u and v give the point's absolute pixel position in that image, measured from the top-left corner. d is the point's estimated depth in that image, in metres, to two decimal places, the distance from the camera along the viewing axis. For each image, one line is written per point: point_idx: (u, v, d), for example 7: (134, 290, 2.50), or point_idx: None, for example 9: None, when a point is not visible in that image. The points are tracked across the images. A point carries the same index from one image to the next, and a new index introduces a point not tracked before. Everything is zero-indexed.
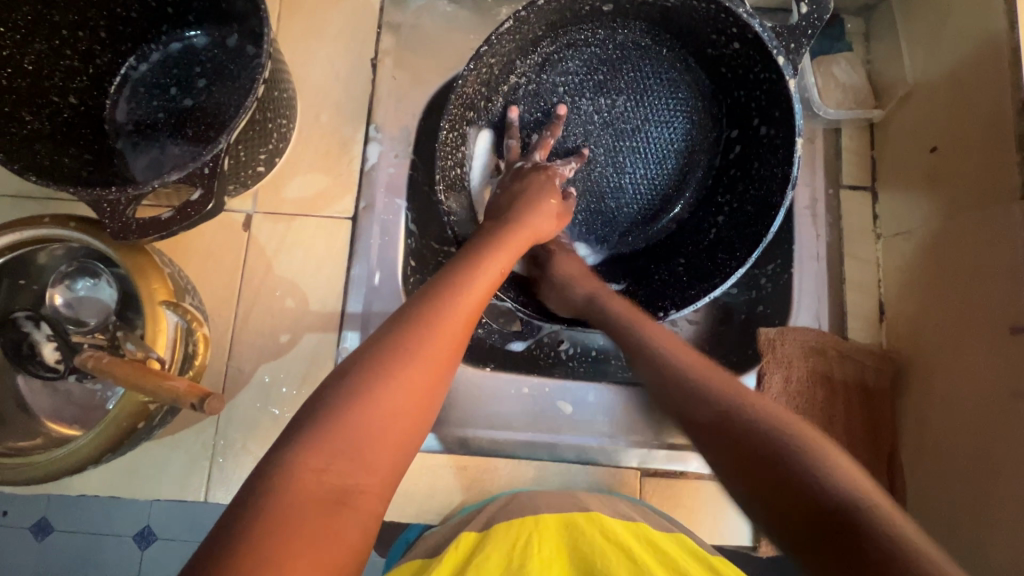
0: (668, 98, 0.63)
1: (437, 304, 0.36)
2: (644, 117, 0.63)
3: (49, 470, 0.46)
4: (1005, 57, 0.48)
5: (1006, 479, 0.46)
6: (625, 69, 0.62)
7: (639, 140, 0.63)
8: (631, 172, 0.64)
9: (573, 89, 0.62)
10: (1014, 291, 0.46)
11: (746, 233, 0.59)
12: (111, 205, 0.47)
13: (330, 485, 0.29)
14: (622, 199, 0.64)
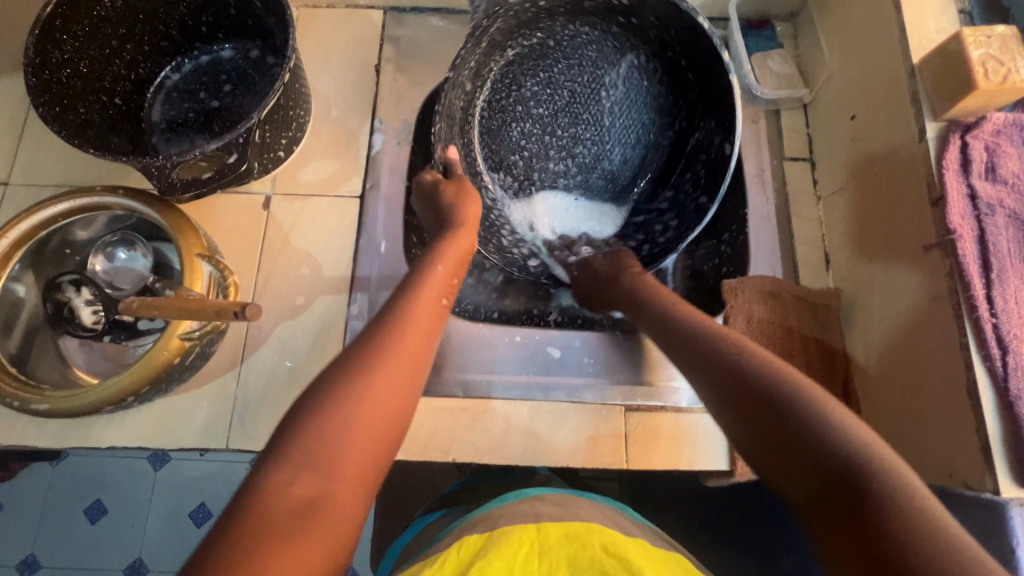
0: (564, 57, 0.72)
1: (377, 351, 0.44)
2: (570, 82, 0.73)
3: (92, 400, 0.52)
4: (897, 34, 0.60)
5: (934, 374, 0.53)
6: (538, 83, 0.73)
7: (582, 98, 0.74)
8: (603, 116, 0.74)
9: (518, 115, 0.74)
10: (923, 216, 0.55)
11: (719, 123, 0.67)
12: (159, 170, 0.55)
13: (300, 497, 0.36)
14: (616, 135, 0.75)
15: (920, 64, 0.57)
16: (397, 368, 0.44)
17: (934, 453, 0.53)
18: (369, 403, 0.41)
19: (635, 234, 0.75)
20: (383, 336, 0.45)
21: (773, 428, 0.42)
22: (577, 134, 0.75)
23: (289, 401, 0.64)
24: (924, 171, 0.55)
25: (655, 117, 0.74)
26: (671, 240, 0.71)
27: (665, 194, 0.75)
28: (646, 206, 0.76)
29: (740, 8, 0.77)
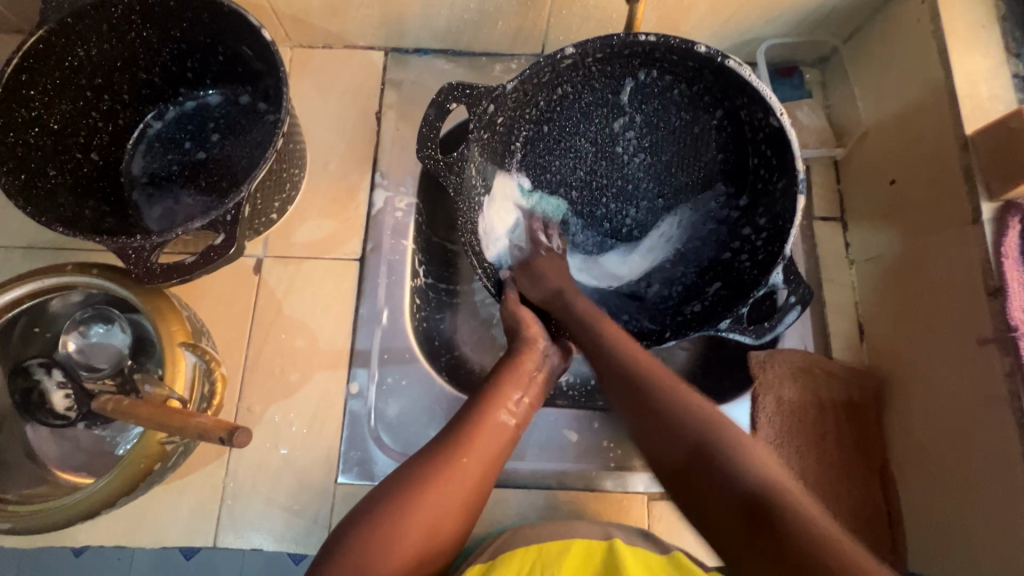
0: (572, 128, 0.66)
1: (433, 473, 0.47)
2: (589, 142, 0.68)
3: (56, 519, 0.46)
4: (946, 101, 0.55)
5: (990, 482, 0.49)
6: (563, 156, 0.68)
7: (604, 151, 0.68)
8: (633, 149, 0.68)
9: (559, 185, 0.69)
10: (976, 304, 0.51)
11: (755, 101, 0.57)
12: (137, 252, 0.49)
13: None
14: (655, 154, 0.68)
15: (973, 136, 0.53)
16: (459, 498, 0.47)
17: (991, 567, 0.49)
18: (422, 517, 0.45)
19: (729, 252, 0.66)
20: (440, 461, 0.48)
21: (697, 475, 0.44)
22: (622, 179, 0.69)
23: (283, 492, 0.58)
24: (979, 256, 0.51)
25: (682, 115, 0.65)
26: (767, 263, 0.61)
27: (745, 193, 0.65)
28: (735, 213, 0.66)
29: (767, 55, 0.72)
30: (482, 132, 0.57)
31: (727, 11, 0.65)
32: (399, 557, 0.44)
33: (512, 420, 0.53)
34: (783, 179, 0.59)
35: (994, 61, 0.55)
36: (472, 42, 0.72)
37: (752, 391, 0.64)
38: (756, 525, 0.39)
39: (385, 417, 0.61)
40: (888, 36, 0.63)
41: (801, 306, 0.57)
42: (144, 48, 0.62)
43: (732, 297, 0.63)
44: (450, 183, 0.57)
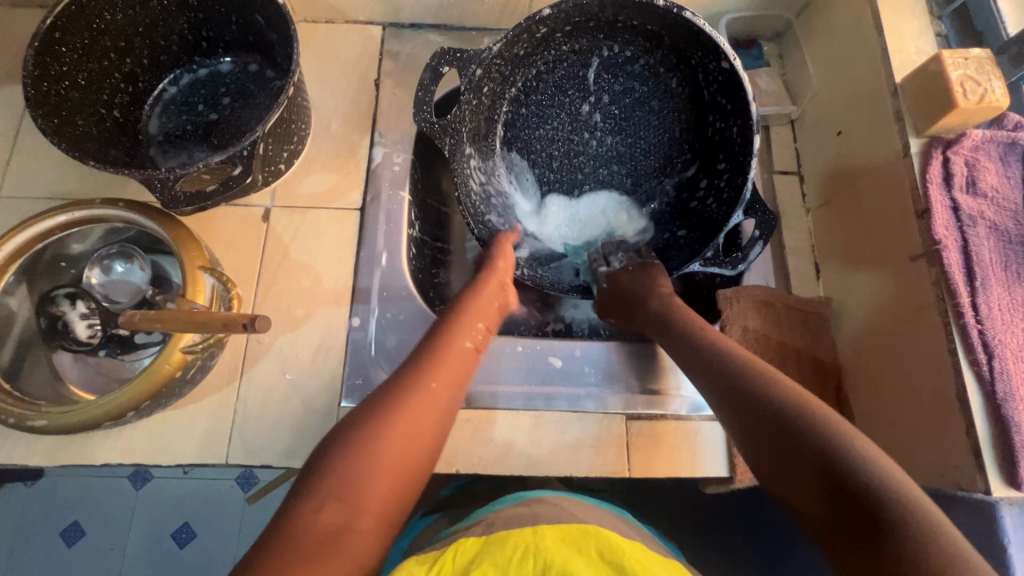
0: (547, 100, 0.74)
1: (412, 397, 0.49)
2: (564, 114, 0.74)
3: (88, 416, 0.51)
4: (879, 56, 0.63)
5: (923, 380, 0.55)
6: (542, 127, 0.74)
7: (579, 122, 0.74)
8: (605, 119, 0.74)
9: (537, 154, 0.75)
10: (909, 228, 0.58)
11: (708, 51, 0.65)
12: (161, 182, 0.55)
13: (325, 523, 0.42)
14: (626, 124, 0.74)
15: (902, 83, 0.60)
16: (433, 415, 0.50)
17: (927, 454, 0.55)
18: (398, 423, 0.47)
19: (692, 200, 0.73)
20: (415, 380, 0.51)
21: (780, 448, 0.45)
22: (598, 149, 0.75)
23: (290, 415, 0.63)
24: (909, 185, 0.58)
25: (647, 83, 0.73)
26: (732, 199, 0.67)
27: (703, 151, 0.72)
28: (700, 167, 0.73)
29: (730, 28, 0.80)
30: (471, 94, 0.65)
31: None
32: (377, 476, 0.44)
33: (473, 345, 0.57)
34: (739, 119, 0.66)
35: (920, 21, 0.63)
36: (463, 16, 0.79)
37: (721, 324, 0.70)
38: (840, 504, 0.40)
39: (384, 348, 0.67)
40: (832, 5, 0.71)
41: (764, 241, 0.64)
42: (163, 16, 0.68)
43: (704, 237, 0.70)
44: (444, 143, 0.63)
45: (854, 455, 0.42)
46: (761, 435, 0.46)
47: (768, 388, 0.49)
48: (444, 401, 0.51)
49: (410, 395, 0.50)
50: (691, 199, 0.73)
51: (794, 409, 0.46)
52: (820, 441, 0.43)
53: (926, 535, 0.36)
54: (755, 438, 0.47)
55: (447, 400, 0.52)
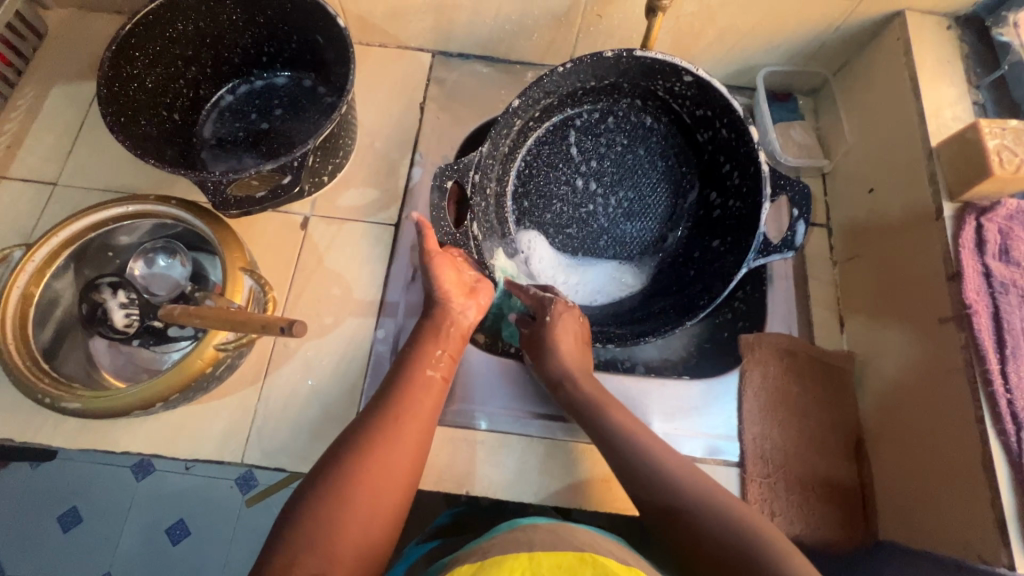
0: (550, 178, 0.74)
1: (376, 441, 0.51)
2: (568, 185, 0.74)
3: (121, 404, 0.53)
4: (915, 120, 0.64)
5: (947, 445, 0.55)
6: (552, 203, 0.74)
7: (585, 192, 0.74)
8: (607, 170, 0.74)
9: (561, 225, 0.74)
10: (937, 290, 0.58)
11: (667, 73, 0.67)
12: (214, 185, 0.57)
13: None
14: (627, 169, 0.75)
15: (938, 148, 0.61)
16: (397, 458, 0.51)
17: (946, 521, 0.54)
18: (387, 454, 0.51)
19: (716, 209, 0.73)
20: (388, 420, 0.53)
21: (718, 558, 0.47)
22: (612, 203, 0.74)
23: (308, 420, 0.64)
24: (941, 247, 0.58)
25: (626, 125, 0.74)
26: (754, 185, 0.66)
27: (706, 161, 0.73)
28: (711, 181, 0.73)
29: (767, 81, 0.83)
30: (477, 195, 0.68)
31: (732, 39, 0.75)
32: (347, 528, 0.46)
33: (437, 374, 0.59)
34: (725, 119, 0.67)
35: (957, 90, 0.65)
36: (509, 51, 0.82)
37: (741, 368, 0.70)
38: None
39: None
40: (871, 67, 0.73)
41: (806, 218, 0.61)
42: (231, 31, 0.73)
43: (739, 237, 0.68)
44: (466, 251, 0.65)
45: (766, 565, 0.45)
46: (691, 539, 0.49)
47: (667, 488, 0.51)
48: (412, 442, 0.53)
49: (376, 438, 0.51)
50: (713, 209, 0.73)
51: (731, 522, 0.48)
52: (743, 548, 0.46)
53: None
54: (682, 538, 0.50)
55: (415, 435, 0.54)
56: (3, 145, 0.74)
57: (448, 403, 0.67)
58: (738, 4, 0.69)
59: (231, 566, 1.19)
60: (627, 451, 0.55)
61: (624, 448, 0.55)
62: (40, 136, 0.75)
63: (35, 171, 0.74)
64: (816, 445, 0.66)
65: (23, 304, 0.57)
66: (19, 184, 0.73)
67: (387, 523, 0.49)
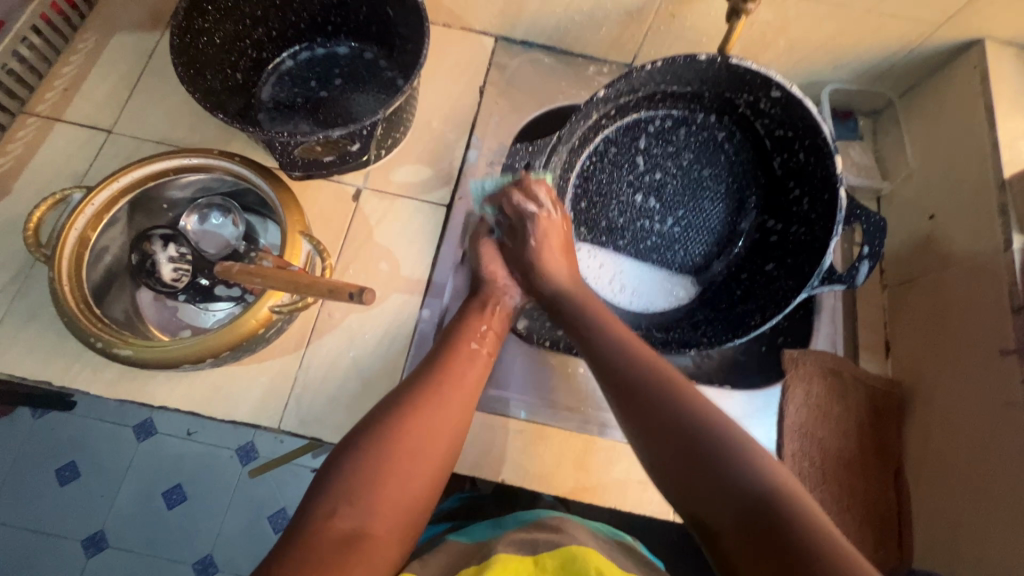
0: (613, 179, 0.73)
1: (415, 411, 0.49)
2: (629, 188, 0.73)
3: (171, 356, 0.52)
4: (988, 149, 0.64)
5: (999, 479, 0.54)
6: (610, 203, 0.73)
7: (646, 198, 0.73)
8: (671, 180, 0.73)
9: (616, 229, 0.74)
10: (999, 322, 0.58)
11: (756, 87, 0.66)
12: (282, 145, 0.56)
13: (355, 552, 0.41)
14: (691, 182, 0.73)
15: (1010, 179, 0.61)
16: (437, 432, 0.49)
17: (992, 554, 0.53)
18: (432, 428, 0.49)
19: (773, 234, 0.72)
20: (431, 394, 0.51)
21: (697, 468, 0.42)
22: (670, 214, 0.74)
23: (347, 392, 0.64)
24: (1007, 279, 0.58)
25: (698, 136, 0.73)
26: (825, 212, 0.65)
27: (772, 184, 0.73)
28: (773, 204, 0.73)
29: (830, 97, 0.82)
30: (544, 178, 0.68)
31: (803, 52, 0.75)
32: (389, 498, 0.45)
33: (481, 349, 0.58)
34: (803, 140, 0.66)
35: None
36: (574, 43, 0.81)
37: (784, 382, 0.69)
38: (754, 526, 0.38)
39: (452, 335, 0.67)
40: (941, 94, 0.73)
41: (873, 259, 0.60)
42: None
43: (802, 262, 0.68)
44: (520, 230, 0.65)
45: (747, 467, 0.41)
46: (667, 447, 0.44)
47: (652, 392, 0.48)
48: (452, 418, 0.51)
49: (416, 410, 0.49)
50: (772, 235, 0.72)
51: (709, 427, 0.44)
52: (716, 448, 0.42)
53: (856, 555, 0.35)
54: (659, 454, 0.45)
55: (455, 409, 0.52)
56: (60, 88, 0.74)
57: (490, 389, 0.66)
58: (818, 16, 0.68)
59: (225, 536, 1.18)
60: (601, 346, 0.54)
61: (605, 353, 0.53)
62: (97, 83, 0.75)
63: (89, 117, 0.73)
64: (855, 467, 0.65)
65: (79, 247, 0.56)
66: (73, 129, 0.72)
67: (421, 495, 0.47)
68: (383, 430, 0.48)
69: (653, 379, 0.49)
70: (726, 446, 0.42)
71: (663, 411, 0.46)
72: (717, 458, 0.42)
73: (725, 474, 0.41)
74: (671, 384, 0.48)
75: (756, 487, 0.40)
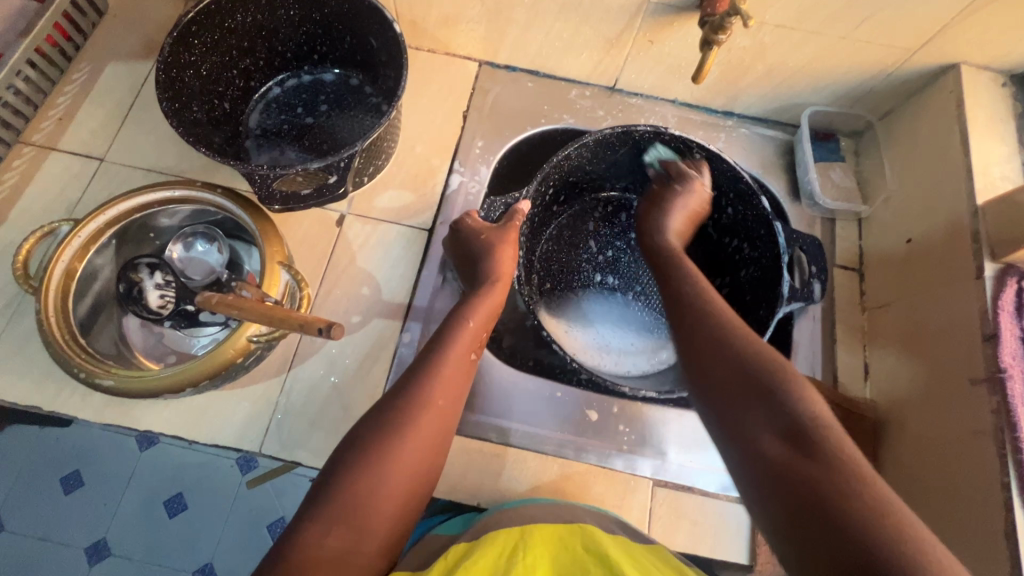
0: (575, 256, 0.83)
1: (395, 432, 0.49)
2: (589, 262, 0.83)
3: (152, 385, 0.54)
4: (963, 176, 0.64)
5: (969, 509, 0.54)
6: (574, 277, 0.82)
7: (604, 267, 0.83)
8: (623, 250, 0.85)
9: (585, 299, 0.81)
10: (971, 350, 0.58)
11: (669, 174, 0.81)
12: (261, 179, 0.58)
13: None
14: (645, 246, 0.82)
15: (983, 207, 0.61)
16: (419, 450, 0.50)
17: None
18: (419, 432, 0.50)
19: (725, 285, 0.81)
20: (410, 412, 0.51)
21: (742, 390, 0.47)
22: (627, 278, 0.82)
23: (327, 416, 0.65)
24: (978, 306, 0.58)
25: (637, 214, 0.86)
26: (770, 251, 0.72)
27: (710, 247, 0.84)
28: (716, 260, 0.83)
29: (811, 120, 0.82)
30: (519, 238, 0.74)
31: (781, 76, 0.76)
32: (375, 524, 0.46)
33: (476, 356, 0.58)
34: (738, 189, 0.73)
35: (1006, 148, 0.65)
36: (557, 68, 0.83)
37: None
38: (794, 441, 0.43)
39: None
40: (918, 118, 0.73)
41: (823, 280, 0.69)
42: (287, 27, 0.74)
43: (759, 299, 0.74)
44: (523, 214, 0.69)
45: (786, 394, 0.45)
46: (718, 375, 0.49)
47: (737, 346, 0.50)
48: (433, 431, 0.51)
49: (396, 431, 0.49)
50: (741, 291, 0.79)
51: (759, 359, 0.48)
52: (761, 376, 0.47)
53: (879, 481, 0.40)
54: (712, 377, 0.49)
55: (440, 421, 0.52)
56: (55, 118, 0.76)
57: (467, 413, 0.67)
58: (793, 43, 0.69)
59: (223, 547, 1.20)
60: (702, 309, 0.55)
61: (702, 323, 0.53)
62: (92, 112, 0.77)
63: (83, 145, 0.75)
64: None
65: (66, 278, 0.58)
66: (67, 157, 0.75)
67: (410, 500, 0.49)
68: (361, 447, 0.48)
69: (748, 342, 0.50)
70: (767, 376, 0.47)
71: (727, 351, 0.50)
72: (770, 381, 0.47)
73: (767, 393, 0.46)
74: (736, 332, 0.51)
75: (798, 410, 0.44)
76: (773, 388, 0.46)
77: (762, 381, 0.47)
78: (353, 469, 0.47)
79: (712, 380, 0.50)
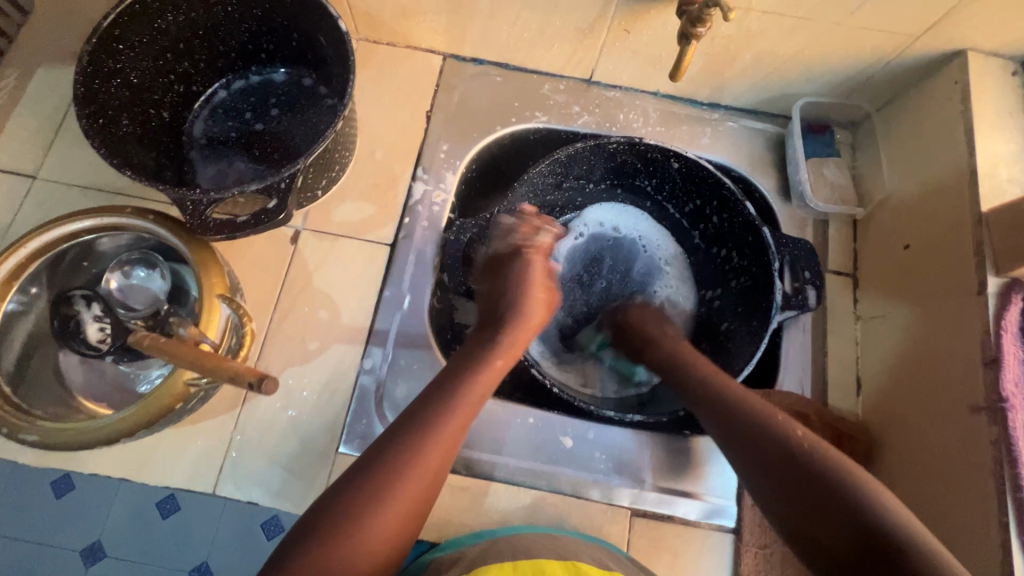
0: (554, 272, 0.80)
1: (384, 494, 0.46)
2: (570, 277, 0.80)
3: (87, 437, 0.51)
4: (966, 179, 0.58)
5: (963, 545, 0.51)
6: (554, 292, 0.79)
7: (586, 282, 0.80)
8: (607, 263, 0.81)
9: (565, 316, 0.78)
10: (970, 374, 0.54)
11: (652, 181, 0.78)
12: (193, 205, 0.53)
13: None
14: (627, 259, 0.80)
15: (988, 214, 0.56)
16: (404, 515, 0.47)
17: None
18: (413, 486, 0.48)
19: (716, 298, 0.78)
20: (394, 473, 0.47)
21: (809, 487, 0.48)
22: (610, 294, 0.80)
23: (285, 452, 0.61)
24: (979, 326, 0.54)
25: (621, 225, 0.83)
26: (757, 257, 0.70)
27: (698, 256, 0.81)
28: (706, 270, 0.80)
29: (804, 111, 0.76)
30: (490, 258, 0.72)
31: (770, 66, 0.69)
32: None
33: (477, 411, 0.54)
34: (727, 195, 0.71)
35: (1015, 146, 0.59)
36: (527, 59, 0.76)
37: None
38: (875, 547, 0.44)
39: (390, 395, 0.64)
40: (920, 110, 0.67)
41: (819, 287, 0.67)
42: (226, 23, 0.67)
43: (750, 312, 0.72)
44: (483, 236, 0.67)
45: (860, 493, 0.46)
46: (779, 473, 0.50)
47: (776, 431, 0.52)
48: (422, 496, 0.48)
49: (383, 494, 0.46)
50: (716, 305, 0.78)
51: (824, 460, 0.49)
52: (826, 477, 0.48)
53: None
54: (769, 475, 0.51)
55: (429, 488, 0.49)
56: None
57: None
58: (783, 30, 0.63)
59: None
60: (720, 395, 0.57)
61: (738, 411, 0.55)
62: (21, 123, 0.71)
63: (14, 161, 0.69)
64: None
65: None
66: None
67: (397, 536, 0.47)
68: None
69: (782, 431, 0.52)
70: (833, 475, 0.48)
71: (770, 447, 0.51)
72: (827, 480, 0.48)
73: (838, 492, 0.47)
74: (783, 425, 0.52)
75: (869, 512, 0.45)
76: (844, 486, 0.47)
77: (830, 482, 0.48)
78: (351, 506, 0.46)
79: (771, 479, 0.51)
